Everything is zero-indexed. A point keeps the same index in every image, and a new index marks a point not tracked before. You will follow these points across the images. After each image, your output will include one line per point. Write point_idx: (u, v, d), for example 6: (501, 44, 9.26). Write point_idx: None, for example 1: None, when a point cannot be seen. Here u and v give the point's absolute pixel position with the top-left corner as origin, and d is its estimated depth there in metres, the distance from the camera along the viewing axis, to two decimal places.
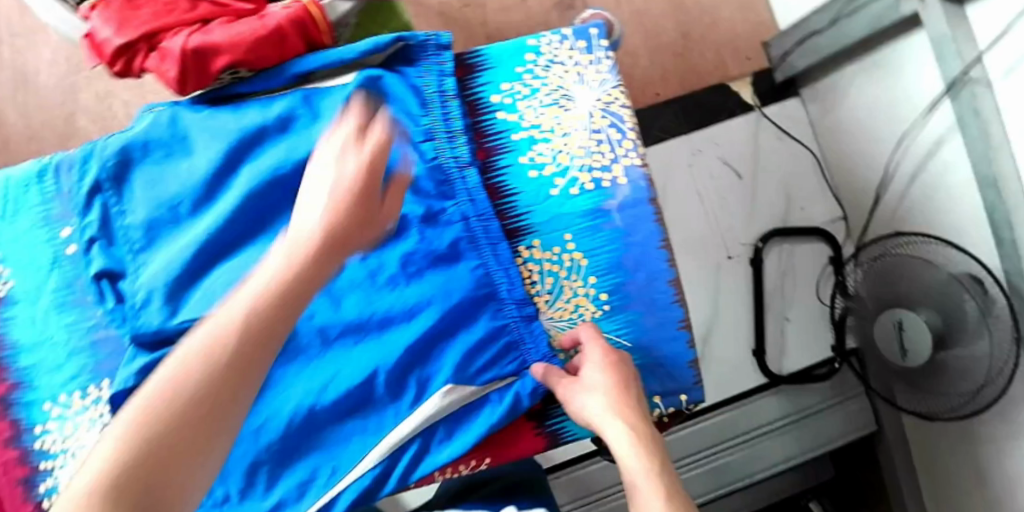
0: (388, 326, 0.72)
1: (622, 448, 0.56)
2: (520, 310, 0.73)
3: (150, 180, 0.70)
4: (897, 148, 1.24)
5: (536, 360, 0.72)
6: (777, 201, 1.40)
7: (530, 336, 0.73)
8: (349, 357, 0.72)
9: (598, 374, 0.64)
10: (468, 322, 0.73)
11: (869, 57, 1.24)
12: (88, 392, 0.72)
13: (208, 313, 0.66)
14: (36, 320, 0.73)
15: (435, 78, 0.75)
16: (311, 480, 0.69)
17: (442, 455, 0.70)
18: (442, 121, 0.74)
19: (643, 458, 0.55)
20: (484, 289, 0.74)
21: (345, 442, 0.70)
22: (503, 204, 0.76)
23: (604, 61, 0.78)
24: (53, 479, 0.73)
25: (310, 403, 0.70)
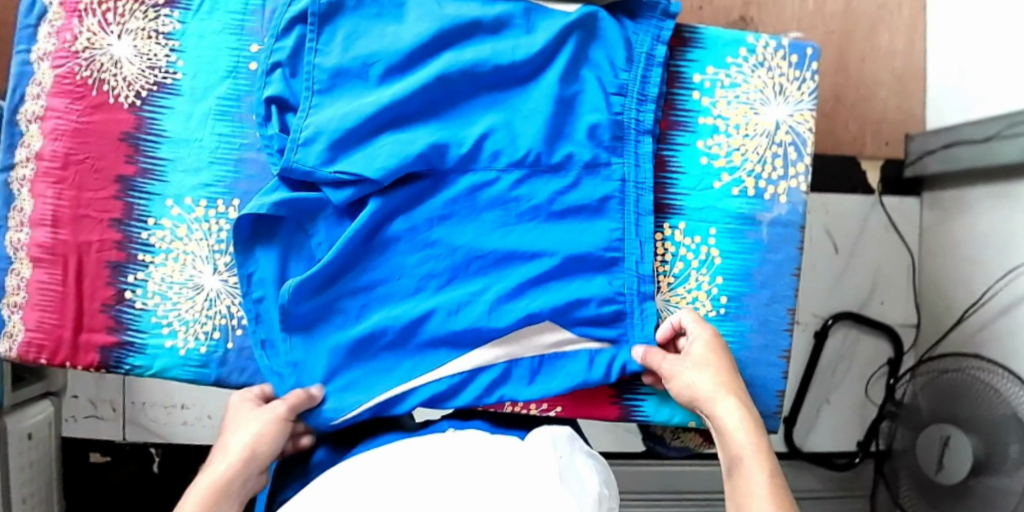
0: (515, 254, 0.72)
1: (732, 423, 0.63)
2: (640, 285, 0.73)
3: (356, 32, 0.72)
4: (1000, 279, 1.21)
5: (638, 338, 0.72)
6: (860, 287, 1.39)
7: (639, 313, 0.72)
8: (472, 265, 0.72)
9: (704, 351, 0.68)
10: (588, 275, 0.72)
11: (1001, 184, 1.21)
12: (216, 205, 0.73)
13: (371, 175, 0.68)
14: (192, 118, 0.74)
15: (649, 39, 0.75)
16: (394, 364, 0.70)
17: (524, 392, 0.71)
18: (639, 82, 0.74)
19: (754, 435, 0.62)
20: (613, 252, 0.73)
21: (437, 341, 0.71)
22: (663, 178, 0.76)
23: (809, 82, 0.77)
24: (143, 273, 0.73)
25: (423, 288, 0.71)
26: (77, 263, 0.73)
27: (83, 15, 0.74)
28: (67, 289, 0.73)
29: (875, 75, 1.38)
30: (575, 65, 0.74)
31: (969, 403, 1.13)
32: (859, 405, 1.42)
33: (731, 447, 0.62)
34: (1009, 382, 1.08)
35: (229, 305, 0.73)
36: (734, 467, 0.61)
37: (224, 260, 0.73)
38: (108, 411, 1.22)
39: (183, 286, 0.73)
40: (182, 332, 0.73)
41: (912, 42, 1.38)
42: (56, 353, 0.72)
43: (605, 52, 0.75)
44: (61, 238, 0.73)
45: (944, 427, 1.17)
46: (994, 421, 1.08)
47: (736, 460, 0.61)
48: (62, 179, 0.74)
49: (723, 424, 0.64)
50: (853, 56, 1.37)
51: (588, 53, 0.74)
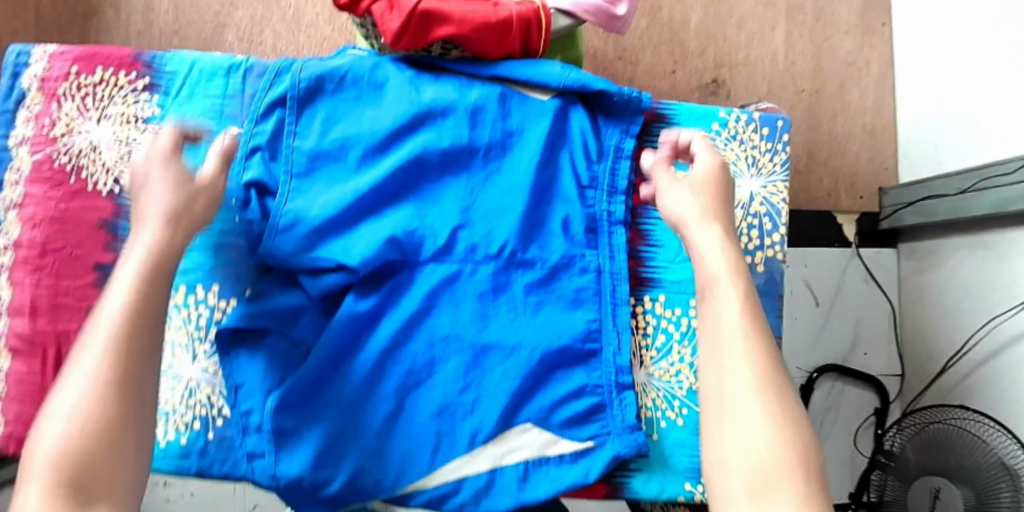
0: (490, 348, 0.72)
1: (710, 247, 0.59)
2: (617, 377, 0.74)
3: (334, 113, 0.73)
4: (981, 329, 1.23)
5: (617, 431, 0.72)
6: (843, 339, 1.40)
7: (617, 405, 0.73)
8: (450, 357, 0.72)
9: (695, 180, 0.65)
10: (567, 368, 0.73)
11: (975, 235, 1.24)
12: (194, 291, 0.73)
13: (348, 266, 0.69)
14: None
15: (615, 135, 0.77)
16: (377, 454, 0.69)
17: (524, 495, 0.70)
18: (613, 163, 0.77)
19: (730, 258, 0.58)
20: (590, 344, 0.74)
21: (418, 433, 0.70)
22: (640, 251, 0.78)
23: (780, 154, 0.79)
24: None
25: (403, 376, 0.71)
26: (55, 354, 0.72)
27: (63, 99, 0.75)
28: (45, 381, 0.72)
29: (848, 131, 1.42)
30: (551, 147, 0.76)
31: (956, 453, 1.13)
32: (849, 456, 1.41)
33: (707, 268, 0.59)
34: (994, 432, 1.09)
35: (209, 394, 0.72)
36: (705, 290, 0.57)
37: (203, 348, 0.73)
38: None
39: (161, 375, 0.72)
40: (162, 423, 0.71)
41: (882, 99, 1.43)
42: None
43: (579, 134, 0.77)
44: (40, 327, 0.72)
45: (935, 480, 1.17)
46: (984, 472, 1.08)
47: (708, 282, 0.57)
48: (40, 267, 0.73)
49: (699, 250, 0.60)
50: (824, 113, 1.41)
51: (562, 133, 0.76)
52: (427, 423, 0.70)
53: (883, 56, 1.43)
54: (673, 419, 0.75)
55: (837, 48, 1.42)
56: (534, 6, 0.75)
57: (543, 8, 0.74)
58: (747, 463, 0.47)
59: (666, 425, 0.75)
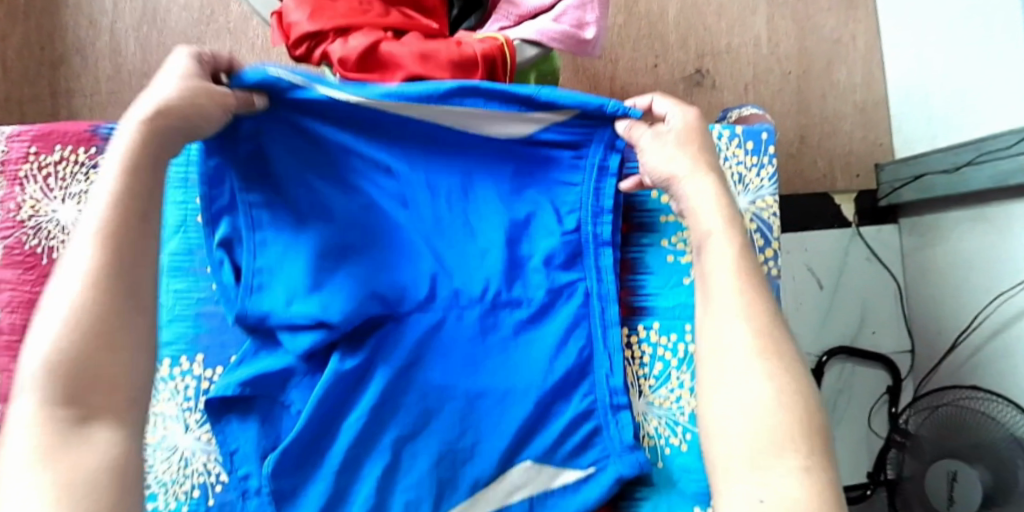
0: (483, 395, 0.70)
1: (704, 199, 0.64)
2: (612, 398, 0.71)
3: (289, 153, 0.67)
4: (988, 304, 1.20)
5: (618, 451, 0.70)
6: (850, 320, 1.38)
7: (613, 425, 0.71)
8: (444, 406, 0.69)
9: (676, 137, 0.68)
10: (563, 397, 0.72)
11: (977, 208, 1.21)
12: (179, 362, 0.71)
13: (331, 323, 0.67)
14: None
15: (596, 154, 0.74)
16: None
17: None
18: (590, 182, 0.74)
19: (726, 215, 0.63)
20: (579, 365, 0.72)
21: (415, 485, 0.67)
22: (631, 281, 0.75)
23: (768, 167, 0.76)
24: None
25: (396, 432, 0.68)
26: None
27: (25, 182, 0.74)
28: None
29: (839, 109, 1.38)
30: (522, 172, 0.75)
31: (972, 432, 1.12)
32: (864, 437, 1.40)
33: (701, 223, 0.64)
34: (1008, 409, 1.07)
35: (205, 461, 0.71)
36: (703, 244, 0.63)
37: (195, 417, 0.72)
38: None
39: (156, 448, 0.71)
40: (162, 494, 0.71)
41: (871, 74, 1.39)
42: None
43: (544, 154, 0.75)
44: None
45: (950, 463, 1.15)
46: (999, 450, 1.07)
47: (704, 237, 0.63)
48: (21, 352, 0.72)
49: (693, 200, 0.65)
50: (813, 94, 1.37)
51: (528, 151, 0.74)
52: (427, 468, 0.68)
53: (869, 30, 1.39)
54: (678, 445, 0.72)
55: (821, 25, 1.38)
56: (498, 42, 0.72)
57: (507, 43, 0.72)
58: (750, 399, 0.53)
59: (671, 452, 0.72)
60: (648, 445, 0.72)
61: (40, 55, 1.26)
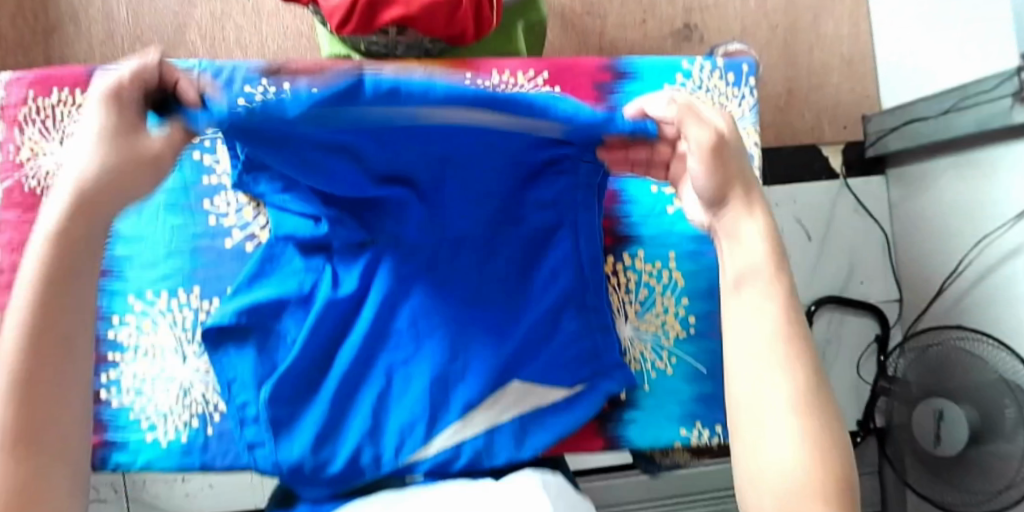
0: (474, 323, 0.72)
1: (749, 234, 0.54)
2: (596, 317, 0.75)
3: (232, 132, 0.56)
4: (973, 249, 1.22)
5: (605, 374, 0.75)
6: (839, 270, 1.41)
7: (603, 344, 0.76)
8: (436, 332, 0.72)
9: (712, 152, 0.53)
10: (553, 325, 0.74)
11: (962, 155, 1.23)
12: (177, 296, 0.74)
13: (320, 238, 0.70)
14: (142, 215, 0.74)
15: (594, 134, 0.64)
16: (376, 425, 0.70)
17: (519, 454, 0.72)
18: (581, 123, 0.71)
19: (773, 250, 0.54)
20: (571, 290, 0.75)
21: (411, 398, 0.71)
22: (616, 211, 0.78)
23: (748, 98, 0.78)
24: (115, 372, 0.74)
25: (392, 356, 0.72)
26: None
27: (24, 124, 0.75)
28: None
29: (826, 63, 1.39)
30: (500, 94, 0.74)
31: (959, 372, 1.14)
32: (853, 384, 1.43)
33: (740, 258, 0.54)
34: (999, 353, 1.08)
35: (204, 392, 0.74)
36: (745, 277, 0.53)
37: (192, 349, 0.74)
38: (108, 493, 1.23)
39: (156, 380, 0.74)
40: (162, 424, 0.73)
41: (857, 27, 1.40)
42: None
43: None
44: None
45: (937, 401, 1.17)
46: (985, 387, 1.09)
47: (747, 271, 0.53)
48: None
49: (738, 233, 0.54)
50: (801, 47, 1.38)
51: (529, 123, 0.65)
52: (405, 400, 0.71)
53: None
54: (662, 369, 0.78)
55: None
56: None
57: None
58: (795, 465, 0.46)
59: (655, 376, 0.78)
60: (633, 364, 0.78)
61: (31, 21, 1.27)
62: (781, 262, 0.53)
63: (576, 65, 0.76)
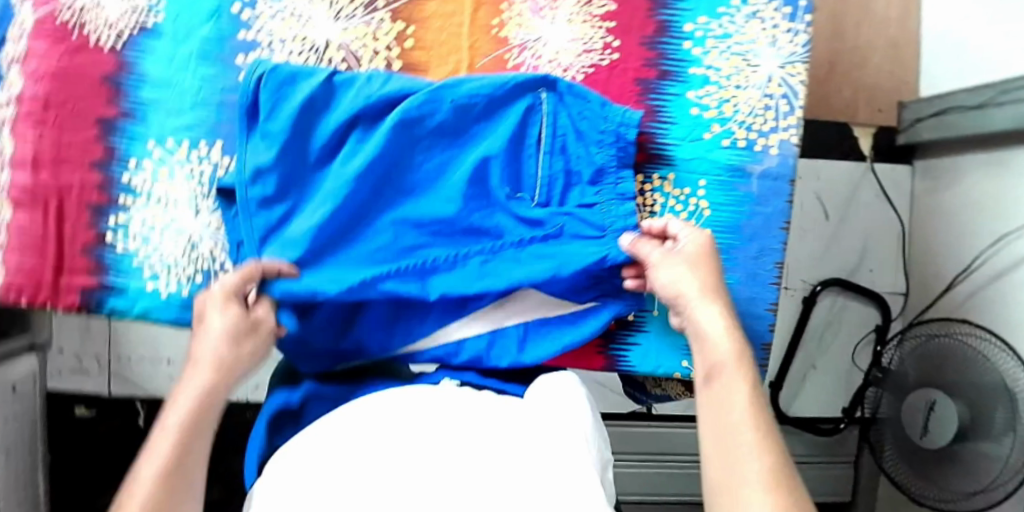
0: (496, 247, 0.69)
1: (715, 328, 0.59)
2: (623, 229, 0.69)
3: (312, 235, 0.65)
4: (989, 248, 1.21)
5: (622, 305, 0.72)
6: (850, 253, 1.40)
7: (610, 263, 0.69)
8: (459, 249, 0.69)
9: (689, 256, 0.64)
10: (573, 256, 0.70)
11: (995, 152, 1.20)
12: (197, 147, 0.72)
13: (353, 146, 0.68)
14: (174, 61, 0.73)
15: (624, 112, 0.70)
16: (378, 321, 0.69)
17: (524, 359, 0.71)
18: (619, 124, 0.70)
19: (737, 344, 0.58)
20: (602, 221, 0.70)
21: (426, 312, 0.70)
22: (652, 128, 0.75)
23: (802, 34, 0.76)
24: (124, 216, 0.73)
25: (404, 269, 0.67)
26: (57, 206, 0.72)
27: None
28: (47, 233, 0.72)
29: (870, 42, 1.37)
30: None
31: (953, 369, 1.09)
32: (846, 370, 1.43)
33: (709, 353, 0.58)
34: (998, 350, 1.02)
35: (212, 249, 0.73)
36: (713, 373, 0.57)
37: (206, 203, 0.73)
38: (94, 365, 1.24)
39: (166, 230, 0.73)
40: (164, 276, 0.72)
41: (909, 10, 1.37)
42: (36, 294, 0.72)
43: (580, 145, 0.71)
44: (42, 180, 0.72)
45: (930, 392, 1.12)
46: (981, 388, 1.04)
47: (716, 366, 0.57)
48: (43, 121, 0.72)
49: (705, 330, 0.60)
50: (848, 22, 1.36)
51: (558, 176, 0.71)
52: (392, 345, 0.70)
53: None
54: None
55: None
56: None
57: None
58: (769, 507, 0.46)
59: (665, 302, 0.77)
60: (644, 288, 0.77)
61: None
62: (743, 355, 0.57)
63: None
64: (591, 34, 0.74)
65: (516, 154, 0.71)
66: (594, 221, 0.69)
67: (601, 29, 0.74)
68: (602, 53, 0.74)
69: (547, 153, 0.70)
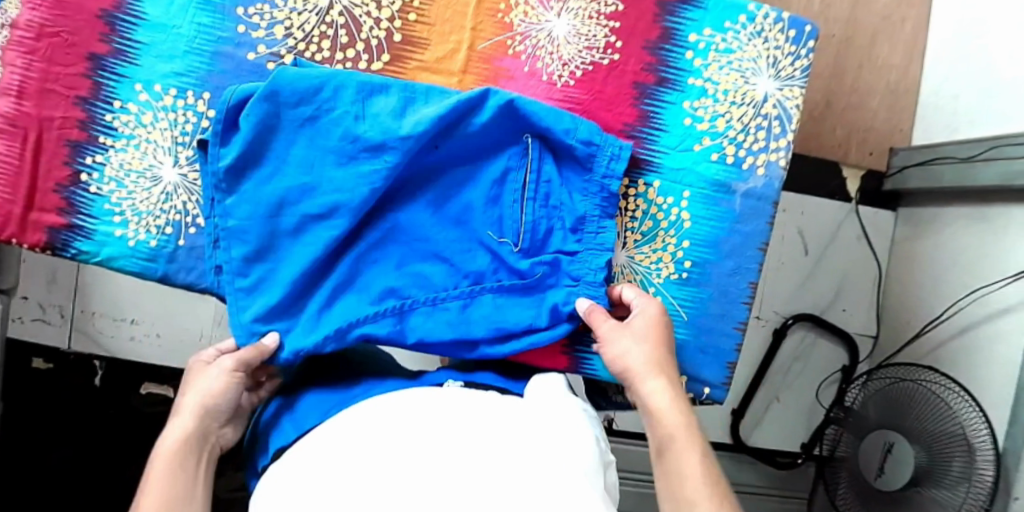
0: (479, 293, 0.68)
1: (661, 402, 0.63)
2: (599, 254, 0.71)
3: (296, 270, 0.64)
4: (963, 299, 1.22)
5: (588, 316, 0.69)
6: (825, 291, 1.41)
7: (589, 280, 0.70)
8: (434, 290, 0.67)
9: (643, 326, 0.67)
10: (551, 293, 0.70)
11: (977, 207, 1.22)
12: (185, 96, 0.71)
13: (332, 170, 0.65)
14: (174, 5, 0.71)
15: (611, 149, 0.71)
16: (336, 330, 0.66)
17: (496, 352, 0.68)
18: (603, 176, 0.71)
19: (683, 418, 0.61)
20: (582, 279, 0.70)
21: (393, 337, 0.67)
22: (644, 133, 0.75)
23: (802, 60, 0.77)
24: (102, 157, 0.71)
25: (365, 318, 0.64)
26: (34, 139, 0.70)
27: None
28: (23, 166, 0.70)
29: (870, 86, 1.39)
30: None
31: (915, 414, 1.09)
32: (809, 407, 1.43)
33: (658, 427, 0.62)
34: (960, 400, 1.04)
35: (186, 201, 0.72)
36: (664, 447, 0.61)
37: (186, 154, 0.72)
38: (56, 316, 1.20)
39: (142, 177, 0.71)
40: (135, 224, 0.71)
41: (910, 58, 1.39)
42: (3, 228, 0.70)
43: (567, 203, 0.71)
44: (24, 111, 0.70)
45: (890, 434, 1.13)
46: (939, 435, 1.05)
47: (665, 441, 0.61)
48: (32, 51, 0.70)
49: (651, 404, 0.63)
50: (850, 64, 1.38)
51: (541, 226, 0.70)
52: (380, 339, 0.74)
53: (920, 14, 1.38)
54: None
55: None
56: None
57: None
58: None
59: None
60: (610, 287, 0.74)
61: None
62: (691, 423, 0.61)
63: None
64: (594, 32, 0.74)
65: (494, 196, 0.70)
66: (574, 273, 0.70)
67: (605, 27, 0.74)
68: (604, 52, 0.74)
69: (530, 200, 0.70)
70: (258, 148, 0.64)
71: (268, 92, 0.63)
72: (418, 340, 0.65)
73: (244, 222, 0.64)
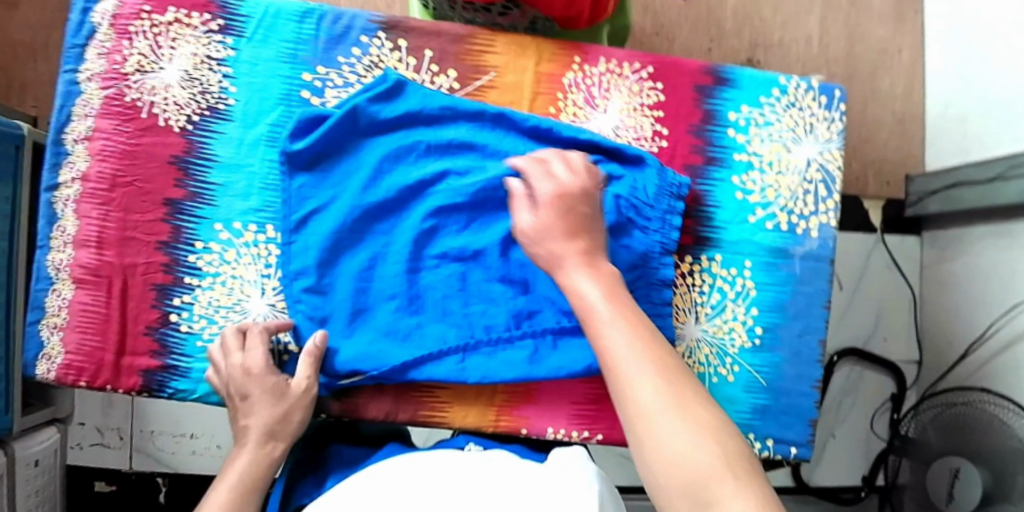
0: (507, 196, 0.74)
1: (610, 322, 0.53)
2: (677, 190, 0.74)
3: (346, 212, 0.72)
4: (1003, 315, 1.23)
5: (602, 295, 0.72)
6: (865, 321, 1.43)
7: (644, 224, 0.73)
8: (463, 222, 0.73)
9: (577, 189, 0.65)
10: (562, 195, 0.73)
11: (1003, 224, 1.24)
12: (264, 230, 0.74)
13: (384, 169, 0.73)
14: (243, 144, 0.75)
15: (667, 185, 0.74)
16: (367, 215, 0.72)
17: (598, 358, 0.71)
18: (664, 213, 0.74)
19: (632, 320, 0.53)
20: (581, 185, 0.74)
21: (439, 229, 0.73)
22: (701, 211, 0.78)
23: (837, 122, 0.81)
24: (190, 296, 0.73)
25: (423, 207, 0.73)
26: (121, 286, 0.73)
27: (134, 37, 0.74)
28: (110, 312, 0.73)
29: (877, 117, 1.45)
30: (602, 81, 0.78)
31: (976, 434, 1.10)
32: (865, 438, 1.43)
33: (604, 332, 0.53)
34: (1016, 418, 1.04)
35: None
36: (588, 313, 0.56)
37: (272, 284, 0.74)
38: (115, 439, 1.26)
39: (229, 311, 0.73)
40: None
41: (911, 86, 1.46)
42: (97, 375, 0.72)
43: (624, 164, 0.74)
44: (107, 260, 0.73)
45: (954, 459, 1.13)
46: (1001, 454, 1.04)
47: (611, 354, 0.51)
48: (109, 201, 0.74)
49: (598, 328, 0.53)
50: (854, 98, 1.44)
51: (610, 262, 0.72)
52: (461, 427, 0.75)
53: (914, 45, 1.46)
54: (724, 375, 0.77)
55: (869, 34, 1.45)
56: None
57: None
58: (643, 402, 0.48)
59: (717, 381, 0.77)
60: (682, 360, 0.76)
61: None
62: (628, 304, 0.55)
63: (678, 64, 0.79)
64: (641, 123, 0.78)
65: None
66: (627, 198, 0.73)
67: (650, 117, 0.78)
68: (652, 140, 0.77)
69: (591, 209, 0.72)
70: (352, 237, 0.72)
71: (358, 117, 0.72)
72: (478, 378, 0.71)
73: (312, 184, 0.72)
